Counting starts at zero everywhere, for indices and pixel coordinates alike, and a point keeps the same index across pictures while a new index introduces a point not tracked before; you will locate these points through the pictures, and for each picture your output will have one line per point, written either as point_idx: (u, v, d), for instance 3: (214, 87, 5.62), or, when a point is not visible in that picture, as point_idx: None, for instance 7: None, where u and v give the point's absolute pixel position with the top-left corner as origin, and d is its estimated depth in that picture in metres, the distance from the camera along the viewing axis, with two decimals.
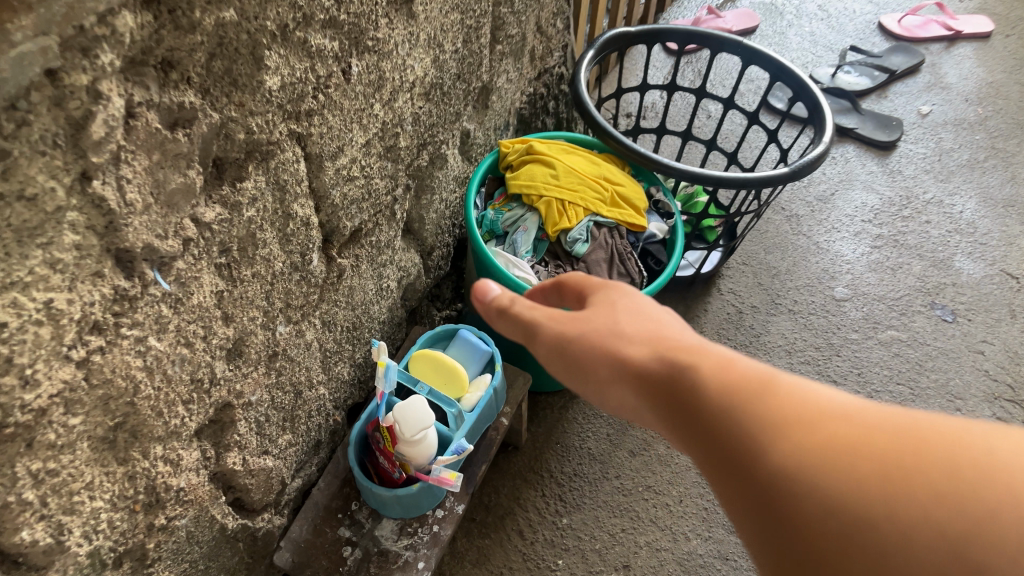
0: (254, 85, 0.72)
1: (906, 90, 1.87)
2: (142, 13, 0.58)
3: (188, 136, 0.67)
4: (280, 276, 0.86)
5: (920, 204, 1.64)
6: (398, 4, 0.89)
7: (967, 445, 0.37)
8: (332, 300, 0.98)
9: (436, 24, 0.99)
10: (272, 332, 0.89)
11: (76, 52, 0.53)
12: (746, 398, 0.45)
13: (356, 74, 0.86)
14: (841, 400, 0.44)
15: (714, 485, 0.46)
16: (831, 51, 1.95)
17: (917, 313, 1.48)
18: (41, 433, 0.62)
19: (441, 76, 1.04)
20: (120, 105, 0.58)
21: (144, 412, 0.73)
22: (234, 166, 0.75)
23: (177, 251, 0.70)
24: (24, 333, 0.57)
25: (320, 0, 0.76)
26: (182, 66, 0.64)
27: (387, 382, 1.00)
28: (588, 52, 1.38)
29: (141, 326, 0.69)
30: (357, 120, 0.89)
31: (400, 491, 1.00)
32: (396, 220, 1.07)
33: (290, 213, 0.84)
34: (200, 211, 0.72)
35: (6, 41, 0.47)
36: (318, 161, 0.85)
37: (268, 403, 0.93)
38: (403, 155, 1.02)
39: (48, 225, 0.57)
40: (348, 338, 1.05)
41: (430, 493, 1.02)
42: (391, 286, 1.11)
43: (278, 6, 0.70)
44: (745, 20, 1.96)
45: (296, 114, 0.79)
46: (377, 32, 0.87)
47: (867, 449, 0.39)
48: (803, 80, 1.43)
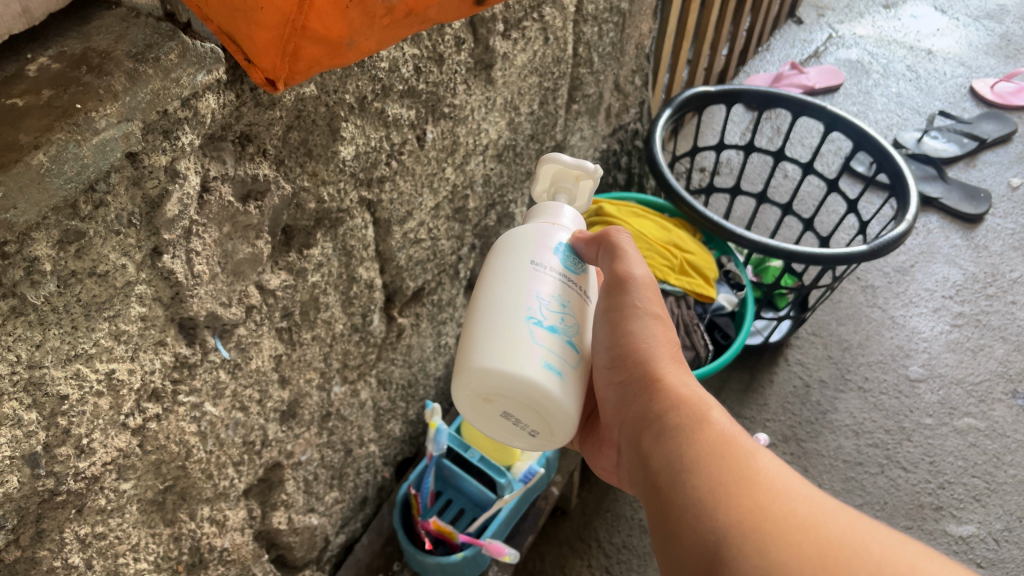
0: (328, 155, 0.71)
1: (996, 160, 1.80)
2: (221, 93, 0.57)
3: (258, 209, 0.67)
4: (339, 337, 0.86)
5: (1005, 282, 1.58)
6: (477, 70, 0.87)
7: (852, 543, 0.50)
8: (389, 359, 0.98)
9: (514, 89, 0.96)
10: (328, 392, 0.88)
11: (157, 135, 0.54)
12: (725, 448, 0.58)
13: (430, 141, 0.84)
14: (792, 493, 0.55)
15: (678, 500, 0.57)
16: (919, 113, 1.88)
17: (998, 401, 1.41)
18: (91, 499, 0.63)
19: (515, 139, 1.02)
20: (192, 184, 0.59)
21: (194, 475, 0.73)
22: (303, 233, 0.75)
23: (239, 317, 0.70)
24: (83, 404, 0.58)
25: (400, 72, 0.74)
26: (259, 140, 0.64)
27: (436, 445, 1.00)
28: (666, 111, 1.37)
29: (198, 393, 0.69)
30: (428, 184, 0.88)
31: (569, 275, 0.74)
32: (460, 278, 1.05)
33: (355, 276, 0.83)
34: (266, 278, 0.71)
35: (90, 127, 0.48)
36: (386, 226, 0.84)
37: (319, 461, 0.92)
38: (471, 216, 1.00)
39: (117, 299, 0.57)
40: (403, 396, 1.05)
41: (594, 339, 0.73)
42: (449, 343, 1.11)
43: (358, 79, 0.69)
44: (830, 75, 1.92)
45: (367, 181, 0.78)
46: (454, 98, 0.85)
47: (793, 522, 0.52)
48: (887, 150, 1.38)
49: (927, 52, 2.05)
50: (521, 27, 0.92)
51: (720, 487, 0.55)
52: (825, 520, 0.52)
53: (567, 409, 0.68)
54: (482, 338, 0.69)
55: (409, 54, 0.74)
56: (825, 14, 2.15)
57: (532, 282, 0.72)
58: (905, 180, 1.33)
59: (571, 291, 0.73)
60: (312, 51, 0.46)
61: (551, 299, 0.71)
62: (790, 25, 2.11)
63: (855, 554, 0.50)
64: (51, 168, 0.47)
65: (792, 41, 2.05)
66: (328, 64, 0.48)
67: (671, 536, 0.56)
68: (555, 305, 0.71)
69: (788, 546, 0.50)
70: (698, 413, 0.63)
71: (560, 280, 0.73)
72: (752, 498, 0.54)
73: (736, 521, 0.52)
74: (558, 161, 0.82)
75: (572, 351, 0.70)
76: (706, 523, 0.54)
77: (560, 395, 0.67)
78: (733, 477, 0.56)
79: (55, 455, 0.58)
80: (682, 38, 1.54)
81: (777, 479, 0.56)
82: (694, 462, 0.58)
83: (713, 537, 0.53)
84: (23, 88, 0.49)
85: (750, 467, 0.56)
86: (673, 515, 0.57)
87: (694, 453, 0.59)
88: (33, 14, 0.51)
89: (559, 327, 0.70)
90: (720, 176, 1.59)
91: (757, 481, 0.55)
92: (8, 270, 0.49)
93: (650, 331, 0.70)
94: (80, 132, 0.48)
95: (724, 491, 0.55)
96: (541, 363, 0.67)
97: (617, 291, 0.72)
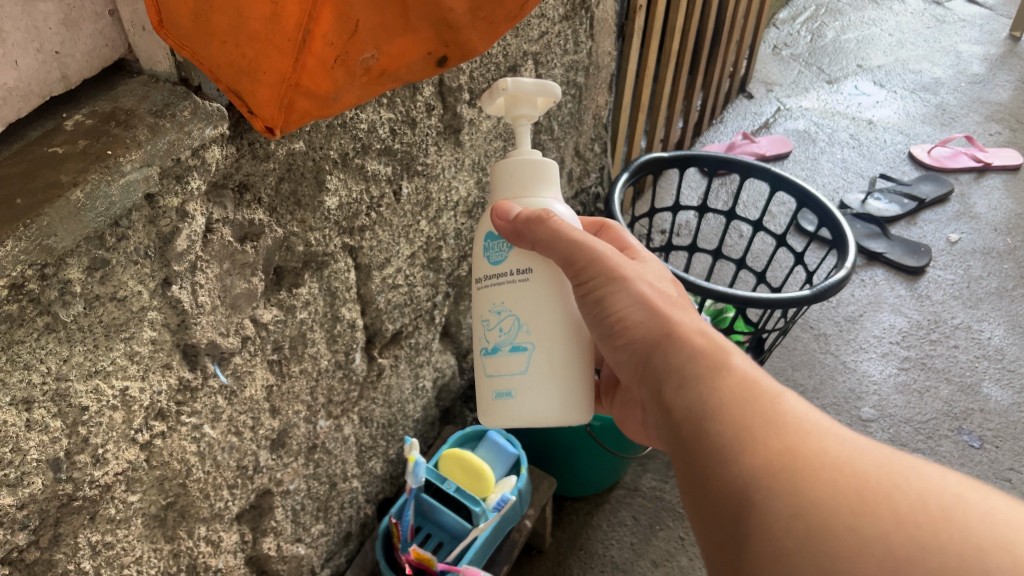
0: (315, 205, 0.82)
1: (935, 219, 1.94)
2: (226, 146, 0.68)
3: (254, 249, 0.76)
4: (324, 373, 0.94)
5: (947, 329, 1.69)
6: (447, 133, 0.99)
7: (889, 476, 0.49)
8: (370, 397, 1.06)
9: (481, 151, 1.07)
10: (314, 425, 0.96)
11: (171, 180, 0.64)
12: (746, 395, 0.58)
13: (406, 195, 0.95)
14: (826, 433, 0.54)
15: (704, 450, 0.57)
16: (862, 177, 2.03)
17: (945, 438, 1.49)
18: (103, 507, 0.70)
19: (483, 196, 1.12)
20: (199, 223, 0.68)
21: (193, 494, 0.80)
22: (293, 274, 0.84)
23: (236, 347, 0.79)
24: (100, 416, 0.66)
25: (378, 132, 0.85)
26: (255, 189, 0.74)
27: (416, 478, 1.07)
28: (624, 174, 1.50)
29: (199, 415, 0.77)
30: (404, 234, 0.98)
31: (501, 275, 0.75)
32: (436, 324, 1.15)
33: (339, 315, 0.93)
34: (260, 313, 0.81)
35: (118, 170, 0.58)
36: (366, 271, 0.94)
37: (305, 492, 0.99)
38: (445, 266, 1.10)
39: (132, 322, 0.66)
40: (383, 434, 1.13)
41: (545, 315, 0.73)
42: (427, 386, 1.19)
43: (341, 138, 0.80)
44: (779, 144, 2.07)
45: (349, 229, 0.88)
46: (427, 158, 0.96)
47: (827, 465, 0.51)
48: (828, 208, 1.51)
49: (869, 122, 2.21)
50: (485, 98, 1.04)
51: (747, 432, 0.55)
52: (862, 463, 0.50)
53: (527, 418, 0.76)
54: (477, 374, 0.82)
55: (385, 117, 0.85)
56: (774, 90, 2.32)
57: (478, 306, 0.78)
58: (844, 232, 1.45)
59: (504, 292, 0.75)
60: (304, 103, 0.56)
61: (487, 318, 0.76)
62: (742, 100, 2.27)
63: (892, 486, 0.48)
64: (87, 203, 0.57)
65: (744, 114, 2.21)
66: (317, 114, 0.58)
67: (703, 484, 0.56)
68: (492, 317, 0.76)
69: (822, 483, 0.49)
70: (714, 363, 0.62)
71: (492, 288, 0.76)
72: (781, 442, 0.53)
73: (765, 466, 0.52)
74: (496, 108, 0.76)
75: (519, 357, 0.75)
76: (733, 466, 0.54)
77: (518, 411, 0.76)
78: (758, 420, 0.55)
79: (75, 462, 0.66)
80: (639, 111, 1.68)
81: (803, 420, 0.55)
82: (718, 408, 0.58)
83: (745, 481, 0.52)
84: (63, 139, 0.59)
85: (775, 407, 0.56)
86: (701, 466, 0.56)
87: (715, 399, 0.59)
88: (70, 80, 0.61)
89: (499, 344, 0.76)
90: (679, 235, 1.71)
91: (783, 421, 0.55)
92: (46, 290, 0.57)
93: (642, 288, 0.70)
94: (110, 174, 0.58)
95: (751, 434, 0.54)
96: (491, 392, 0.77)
97: (582, 266, 0.71)
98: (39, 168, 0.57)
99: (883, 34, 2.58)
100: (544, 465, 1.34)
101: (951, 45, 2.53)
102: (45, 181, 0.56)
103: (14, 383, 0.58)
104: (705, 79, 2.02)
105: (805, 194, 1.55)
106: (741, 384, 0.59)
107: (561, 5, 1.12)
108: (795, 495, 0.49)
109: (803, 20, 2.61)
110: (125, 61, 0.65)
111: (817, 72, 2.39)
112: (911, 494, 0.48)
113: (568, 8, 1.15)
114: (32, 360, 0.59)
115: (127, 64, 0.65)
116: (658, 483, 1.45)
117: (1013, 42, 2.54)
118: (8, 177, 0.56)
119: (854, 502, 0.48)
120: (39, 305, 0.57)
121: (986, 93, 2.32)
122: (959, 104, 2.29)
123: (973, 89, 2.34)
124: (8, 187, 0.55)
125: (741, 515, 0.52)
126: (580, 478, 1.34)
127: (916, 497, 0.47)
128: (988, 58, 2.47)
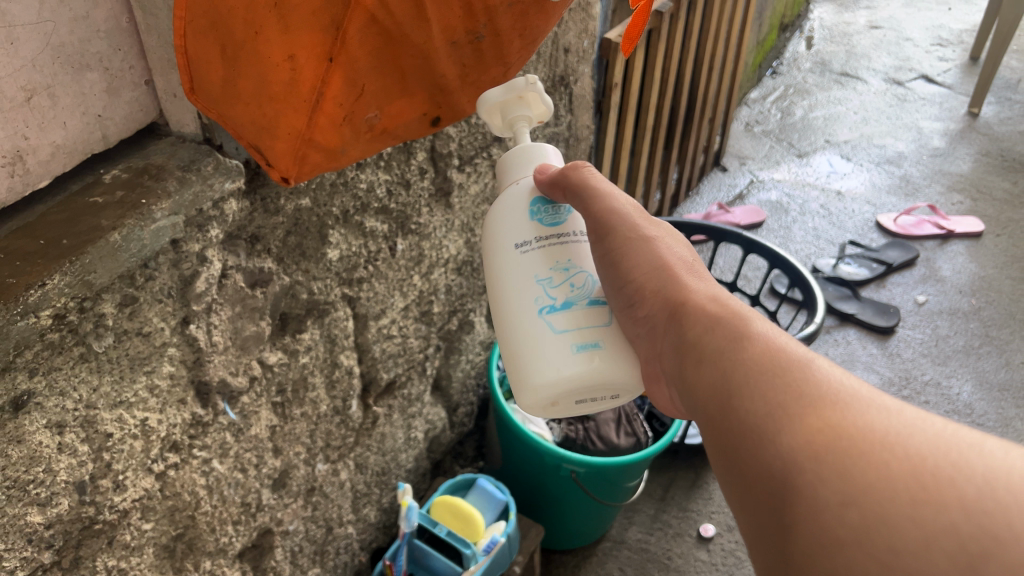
0: (318, 257, 0.89)
1: (902, 282, 2.04)
2: (242, 200, 0.76)
3: (263, 294, 0.84)
4: (323, 417, 1.00)
5: (918, 385, 1.76)
6: (438, 196, 1.07)
7: (946, 454, 0.45)
8: (365, 444, 1.12)
9: (469, 213, 1.16)
10: (313, 468, 1.02)
11: (193, 228, 0.72)
12: (773, 364, 0.56)
13: (400, 251, 1.03)
14: (862, 399, 0.51)
15: (739, 427, 0.55)
16: (833, 245, 2.14)
17: None
18: (120, 533, 0.76)
19: (472, 255, 1.21)
20: (216, 268, 0.76)
21: (201, 526, 0.85)
22: (296, 321, 0.91)
23: (244, 386, 0.85)
24: (122, 443, 0.72)
25: (376, 192, 0.93)
26: (265, 240, 0.82)
27: (409, 522, 1.11)
28: None
29: (209, 449, 0.83)
30: (399, 288, 1.06)
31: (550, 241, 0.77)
32: (427, 375, 1.21)
33: (337, 362, 0.99)
34: (266, 355, 0.87)
35: (149, 216, 0.66)
36: (364, 321, 1.01)
37: (303, 533, 1.04)
38: (436, 319, 1.17)
39: (154, 357, 0.73)
40: (377, 481, 1.18)
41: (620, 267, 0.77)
42: (418, 436, 1.25)
43: (343, 196, 0.88)
44: (753, 214, 2.18)
45: (348, 280, 0.96)
46: (419, 218, 1.04)
47: (868, 440, 0.47)
48: (797, 268, 1.59)
49: (837, 193, 2.33)
50: (473, 164, 1.13)
51: (788, 409, 0.52)
52: (905, 433, 0.47)
53: (620, 372, 0.73)
54: (520, 353, 0.74)
55: (382, 179, 0.94)
56: (746, 163, 2.44)
57: (527, 270, 0.76)
58: (812, 290, 1.53)
59: (569, 250, 0.76)
60: (315, 157, 0.65)
61: (551, 275, 0.75)
62: (717, 173, 2.39)
63: (950, 467, 0.44)
64: (123, 245, 0.64)
65: (719, 186, 2.33)
66: (326, 165, 0.67)
67: (738, 469, 0.53)
68: (559, 275, 0.75)
69: (871, 464, 0.45)
70: (741, 334, 0.61)
71: (550, 248, 0.76)
72: (819, 414, 0.51)
73: (803, 439, 0.50)
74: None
75: (601, 311, 0.74)
76: (774, 447, 0.51)
77: (606, 367, 0.72)
78: (798, 395, 0.53)
79: (98, 486, 0.71)
80: (618, 181, 1.78)
81: (842, 390, 0.52)
82: (753, 388, 0.56)
83: (785, 466, 0.49)
84: (102, 191, 0.67)
85: (806, 378, 0.54)
86: (734, 443, 0.55)
87: (750, 379, 0.57)
88: (108, 140, 0.69)
89: (573, 299, 0.74)
90: None
91: (817, 394, 0.52)
92: (82, 322, 0.64)
93: (664, 254, 0.74)
94: (142, 220, 0.65)
95: (788, 411, 0.52)
96: (574, 348, 0.72)
97: (606, 227, 0.76)
98: (81, 215, 0.65)
99: (848, 112, 2.73)
100: (534, 516, 1.39)
101: (913, 121, 2.68)
102: (86, 226, 0.64)
103: (50, 406, 0.64)
104: (680, 154, 2.13)
105: (775, 256, 1.64)
106: (767, 354, 0.58)
107: (543, 81, 1.23)
108: (835, 467, 0.46)
109: (772, 100, 2.76)
110: (154, 124, 0.74)
111: (786, 147, 2.52)
112: (965, 467, 0.44)
113: (549, 84, 1.25)
114: (67, 387, 0.65)
115: (157, 127, 0.74)
116: (644, 535, 1.49)
117: (971, 119, 2.69)
118: (52, 224, 0.64)
119: (912, 488, 0.43)
120: (76, 336, 0.64)
121: (947, 165, 2.46)
122: (922, 176, 2.42)
123: (935, 162, 2.47)
124: (54, 231, 0.63)
125: (780, 496, 0.49)
126: (569, 528, 1.38)
127: (969, 469, 0.43)
128: (948, 133, 2.62)
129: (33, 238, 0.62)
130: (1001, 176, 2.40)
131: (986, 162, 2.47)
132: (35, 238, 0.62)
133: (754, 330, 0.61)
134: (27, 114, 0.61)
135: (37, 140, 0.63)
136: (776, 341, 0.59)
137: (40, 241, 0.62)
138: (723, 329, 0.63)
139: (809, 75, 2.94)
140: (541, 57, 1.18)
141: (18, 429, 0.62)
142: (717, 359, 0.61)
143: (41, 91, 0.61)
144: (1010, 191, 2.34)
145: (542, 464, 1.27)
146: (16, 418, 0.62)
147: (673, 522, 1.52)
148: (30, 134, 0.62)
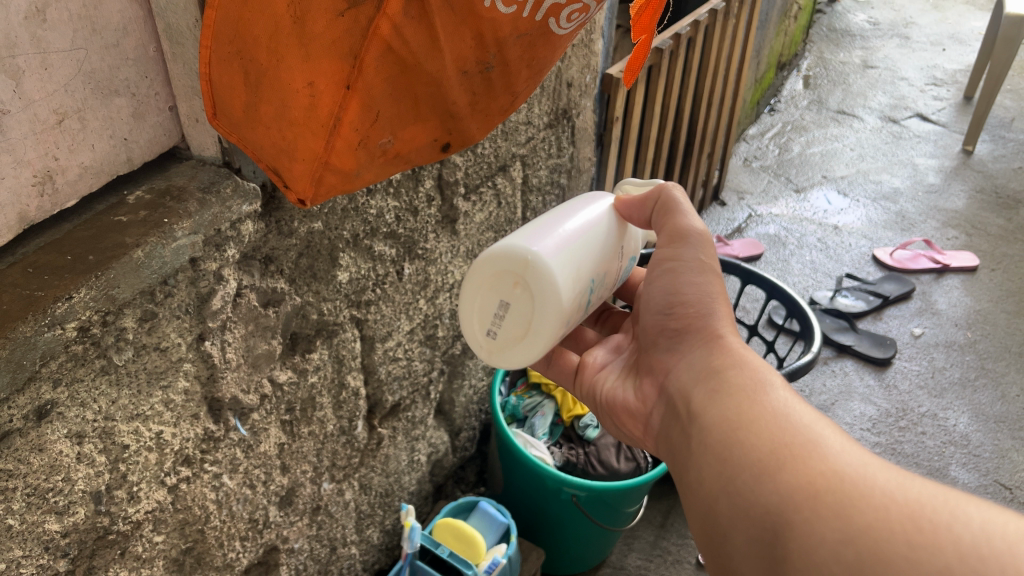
0: (329, 278, 0.92)
1: (899, 314, 2.07)
2: (258, 222, 0.79)
3: (275, 313, 0.86)
4: (329, 437, 1.03)
5: (915, 416, 1.78)
6: (443, 223, 1.10)
7: (941, 503, 0.47)
8: (370, 465, 1.14)
9: (474, 240, 1.19)
10: (319, 487, 1.04)
11: (211, 247, 0.75)
12: (781, 411, 0.59)
13: (407, 275, 1.06)
14: (863, 453, 0.54)
15: (739, 458, 0.58)
16: (830, 278, 2.17)
17: None
18: (132, 544, 0.77)
19: None
20: (232, 286, 0.78)
21: (209, 541, 0.87)
22: (306, 340, 0.94)
23: (254, 404, 0.88)
24: (138, 455, 0.75)
25: (384, 218, 0.97)
26: (278, 261, 0.85)
27: (412, 543, 1.13)
28: None
29: (219, 464, 0.85)
30: (405, 311, 1.08)
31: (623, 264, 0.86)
32: (430, 399, 1.23)
33: (344, 383, 1.02)
34: (276, 374, 0.90)
35: (170, 235, 0.69)
36: (370, 343, 1.04)
37: (307, 552, 1.06)
38: (440, 343, 1.20)
39: (170, 371, 0.75)
40: (380, 503, 1.20)
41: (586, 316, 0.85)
42: (421, 459, 1.27)
43: (353, 221, 0.92)
44: (751, 246, 2.21)
45: (357, 303, 0.99)
46: (426, 243, 1.07)
47: (868, 485, 0.50)
48: (793, 298, 1.62)
49: (834, 227, 2.37)
50: (478, 192, 1.16)
51: (791, 450, 0.55)
52: (903, 480, 0.50)
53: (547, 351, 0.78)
54: (568, 257, 0.76)
55: (391, 206, 0.97)
56: (745, 197, 2.48)
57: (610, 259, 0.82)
58: (808, 319, 1.55)
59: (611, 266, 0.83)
60: (331, 179, 0.68)
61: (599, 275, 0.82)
62: (716, 206, 2.42)
63: (946, 512, 0.46)
64: (145, 261, 0.67)
65: (718, 219, 2.36)
66: (341, 187, 0.70)
67: (733, 496, 0.56)
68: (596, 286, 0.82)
69: (870, 509, 0.48)
70: (757, 379, 0.64)
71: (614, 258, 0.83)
72: (823, 460, 0.53)
73: (803, 479, 0.53)
74: None
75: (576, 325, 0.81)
76: (772, 483, 0.54)
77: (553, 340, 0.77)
78: (803, 439, 0.56)
79: (113, 496, 0.73)
80: None
81: (845, 443, 0.55)
82: (760, 426, 0.59)
83: (783, 499, 0.53)
84: (126, 211, 0.70)
85: (811, 427, 0.57)
86: (728, 472, 0.58)
87: (753, 416, 0.60)
88: (132, 163, 0.73)
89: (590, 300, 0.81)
90: None
91: (822, 441, 0.55)
92: (105, 335, 0.67)
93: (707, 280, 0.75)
94: (165, 238, 0.68)
95: (792, 453, 0.55)
96: (570, 309, 0.77)
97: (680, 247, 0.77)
98: (107, 233, 0.68)
99: (845, 149, 2.78)
100: (536, 540, 1.40)
101: (909, 158, 2.73)
102: (112, 243, 0.67)
103: (71, 416, 0.67)
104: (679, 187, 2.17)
105: (771, 286, 1.67)
106: (777, 402, 0.60)
107: (546, 114, 1.26)
108: (837, 509, 0.49)
109: (770, 136, 2.81)
110: (176, 148, 0.77)
111: (784, 182, 2.57)
112: (960, 513, 0.46)
113: (552, 117, 1.29)
114: (88, 399, 0.68)
115: (178, 152, 0.77)
116: (644, 561, 1.51)
117: (965, 156, 2.74)
118: (79, 241, 0.67)
119: (908, 530, 0.46)
120: (98, 349, 0.67)
121: (942, 202, 2.50)
122: (918, 212, 2.45)
123: (930, 198, 2.51)
124: (82, 247, 0.66)
125: (776, 530, 0.52)
126: (569, 553, 1.40)
127: (965, 515, 0.46)
128: (943, 170, 2.66)
129: (59, 253, 0.65)
130: (996, 212, 2.44)
131: (981, 199, 2.51)
132: (60, 253, 0.65)
133: (768, 376, 0.64)
134: (57, 137, 0.64)
135: (66, 161, 0.66)
136: (789, 393, 0.62)
137: (67, 256, 0.65)
138: (735, 371, 0.66)
139: (807, 112, 3.00)
140: (545, 90, 1.22)
141: (40, 437, 0.64)
142: (728, 395, 0.64)
143: (72, 115, 0.64)
144: (1004, 227, 2.37)
145: (543, 488, 1.29)
146: (39, 427, 0.64)
147: (672, 549, 1.52)
148: (61, 156, 0.65)
